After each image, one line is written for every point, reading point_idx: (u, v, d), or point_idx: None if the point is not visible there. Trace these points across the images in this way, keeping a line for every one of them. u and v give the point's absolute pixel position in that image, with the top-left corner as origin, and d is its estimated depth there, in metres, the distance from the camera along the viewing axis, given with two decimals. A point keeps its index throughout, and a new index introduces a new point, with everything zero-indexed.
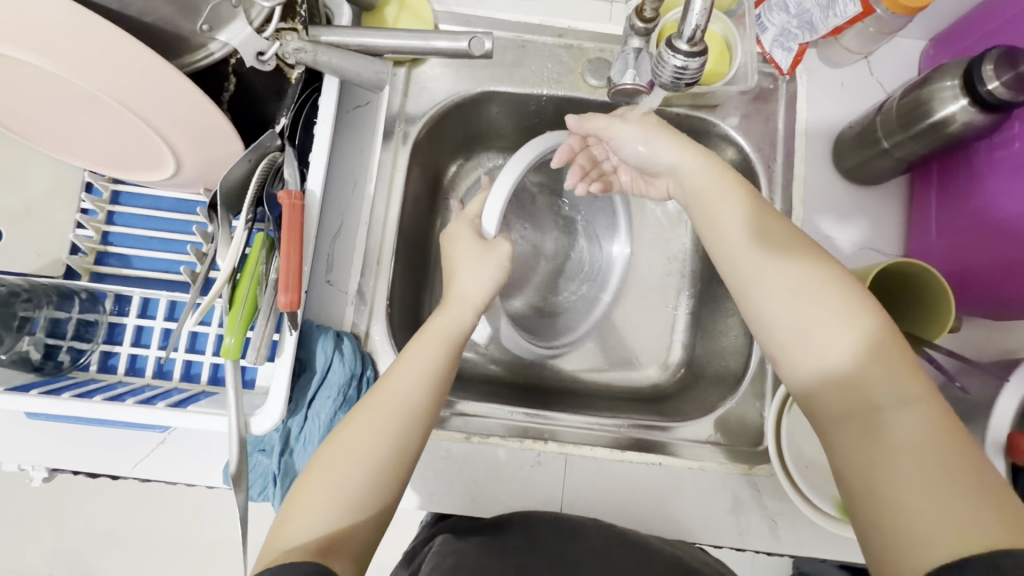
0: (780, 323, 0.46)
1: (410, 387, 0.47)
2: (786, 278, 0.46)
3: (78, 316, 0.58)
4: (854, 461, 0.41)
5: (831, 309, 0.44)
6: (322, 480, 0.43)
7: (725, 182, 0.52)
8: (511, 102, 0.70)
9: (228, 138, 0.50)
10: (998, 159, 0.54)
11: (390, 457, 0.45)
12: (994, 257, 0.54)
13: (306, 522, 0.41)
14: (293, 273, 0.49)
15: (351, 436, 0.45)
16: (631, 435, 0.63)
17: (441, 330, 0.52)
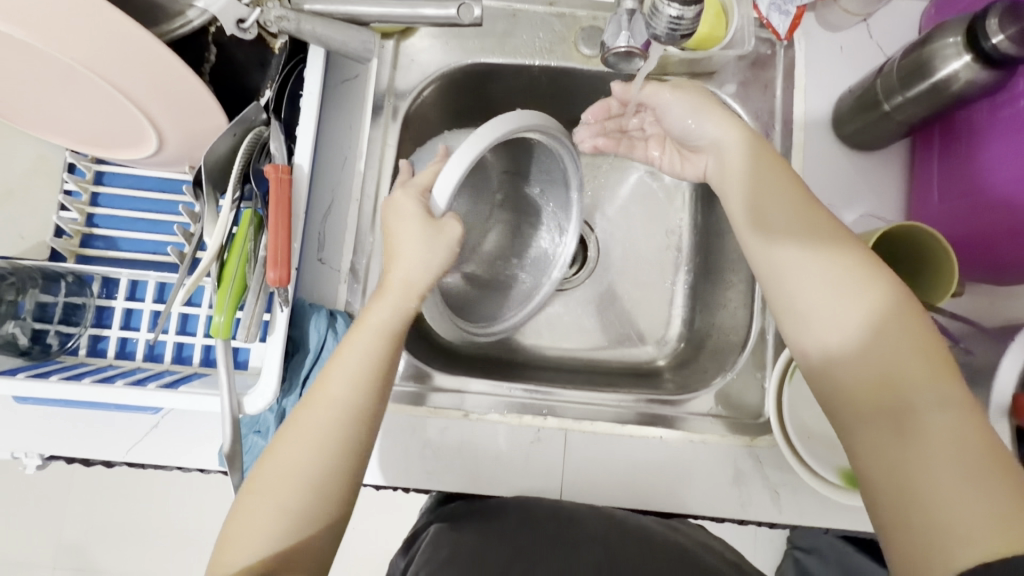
0: (811, 308, 0.46)
1: (341, 394, 0.44)
2: (826, 268, 0.46)
3: (64, 300, 0.57)
4: (887, 461, 0.41)
5: (864, 298, 0.44)
6: (264, 500, 0.42)
7: (765, 170, 0.52)
8: (503, 74, 0.68)
9: (209, 109, 0.48)
10: (1003, 118, 0.52)
11: (337, 472, 0.44)
12: (998, 218, 0.53)
13: (252, 541, 0.41)
14: (281, 247, 0.48)
15: (289, 451, 0.43)
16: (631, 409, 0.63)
17: (376, 321, 0.47)
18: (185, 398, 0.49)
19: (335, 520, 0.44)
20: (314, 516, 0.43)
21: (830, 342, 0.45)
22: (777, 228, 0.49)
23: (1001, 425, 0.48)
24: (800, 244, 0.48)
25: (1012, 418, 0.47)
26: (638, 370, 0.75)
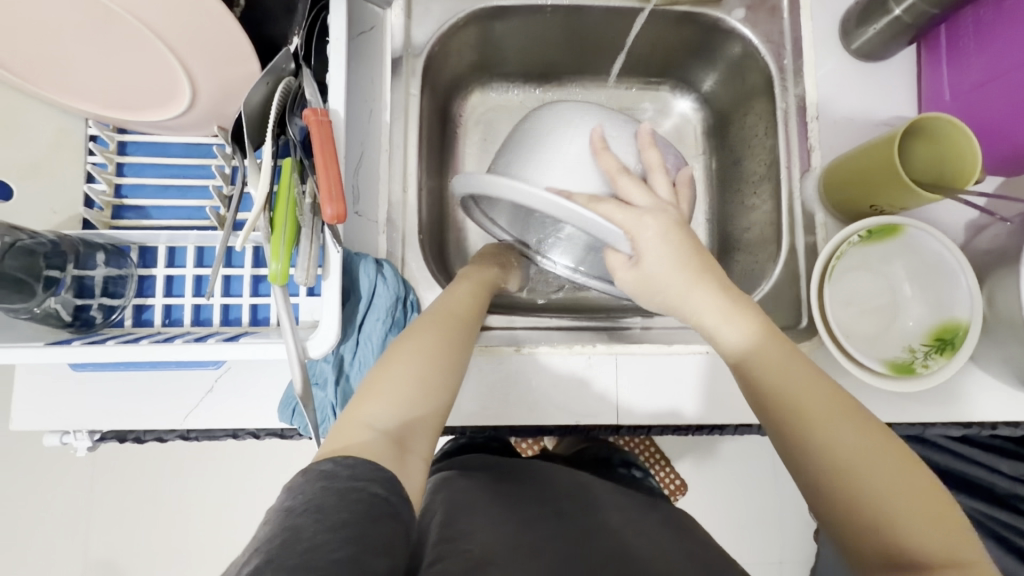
0: (837, 479, 0.43)
1: (453, 315, 0.55)
2: (839, 432, 0.44)
3: (105, 272, 0.55)
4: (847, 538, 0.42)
5: (900, 488, 0.41)
6: (392, 379, 0.47)
7: (745, 312, 0.50)
8: (514, 18, 0.69)
9: (245, 56, 0.48)
10: (1009, 6, 0.54)
11: (451, 371, 0.51)
12: (1013, 104, 0.55)
13: (383, 410, 0.45)
14: (333, 183, 0.48)
15: (422, 338, 0.51)
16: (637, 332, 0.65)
17: (483, 278, 0.63)
18: (250, 347, 0.49)
19: (435, 432, 0.47)
20: (432, 412, 0.48)
21: (849, 487, 0.42)
22: (799, 392, 0.46)
23: None
24: (812, 413, 0.45)
25: None
26: None
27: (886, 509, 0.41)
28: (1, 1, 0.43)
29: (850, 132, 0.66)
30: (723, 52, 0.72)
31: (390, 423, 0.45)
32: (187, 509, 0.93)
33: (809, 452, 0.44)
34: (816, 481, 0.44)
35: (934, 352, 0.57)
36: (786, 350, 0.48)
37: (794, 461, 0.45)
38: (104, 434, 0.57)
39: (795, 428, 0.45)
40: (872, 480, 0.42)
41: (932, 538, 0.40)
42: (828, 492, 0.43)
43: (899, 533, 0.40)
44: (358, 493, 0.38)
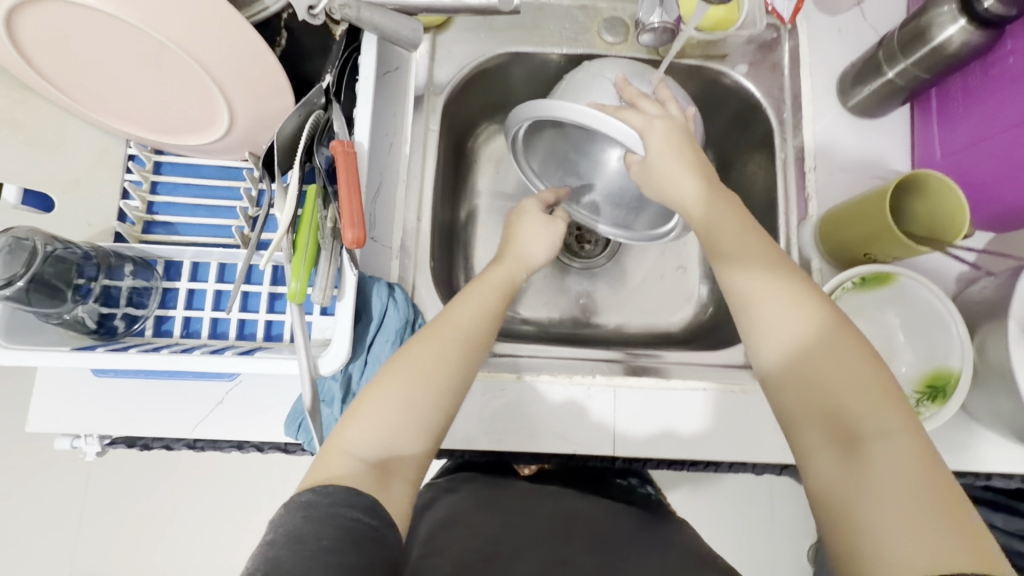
0: (786, 357, 0.47)
1: (457, 330, 0.53)
2: (791, 314, 0.48)
3: (131, 283, 0.58)
4: (824, 466, 0.43)
5: (842, 366, 0.45)
6: (388, 404, 0.47)
7: (728, 213, 0.54)
8: (530, 63, 0.74)
9: (281, 92, 0.52)
10: (996, 75, 0.58)
11: (454, 384, 0.51)
12: (999, 166, 0.58)
13: (373, 435, 0.46)
14: (355, 210, 0.51)
15: (416, 362, 0.50)
16: (628, 362, 0.68)
17: (503, 278, 0.61)
18: (263, 361, 0.52)
19: (424, 453, 0.48)
20: (417, 440, 0.48)
21: (790, 361, 0.47)
22: (764, 281, 0.50)
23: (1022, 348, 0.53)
24: (775, 294, 0.49)
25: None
26: (669, 338, 0.80)
27: (823, 385, 0.45)
28: (66, 33, 0.47)
29: (845, 183, 0.69)
30: (726, 103, 0.76)
31: (373, 450, 0.46)
32: (182, 522, 0.94)
33: (764, 338, 0.49)
34: (768, 362, 0.48)
35: (926, 399, 0.59)
36: (764, 249, 0.52)
37: (751, 342, 0.50)
38: (113, 440, 0.59)
39: (750, 316, 0.50)
40: (814, 360, 0.46)
41: (863, 406, 0.43)
42: (774, 368, 0.48)
43: (832, 403, 0.44)
44: (339, 520, 0.40)
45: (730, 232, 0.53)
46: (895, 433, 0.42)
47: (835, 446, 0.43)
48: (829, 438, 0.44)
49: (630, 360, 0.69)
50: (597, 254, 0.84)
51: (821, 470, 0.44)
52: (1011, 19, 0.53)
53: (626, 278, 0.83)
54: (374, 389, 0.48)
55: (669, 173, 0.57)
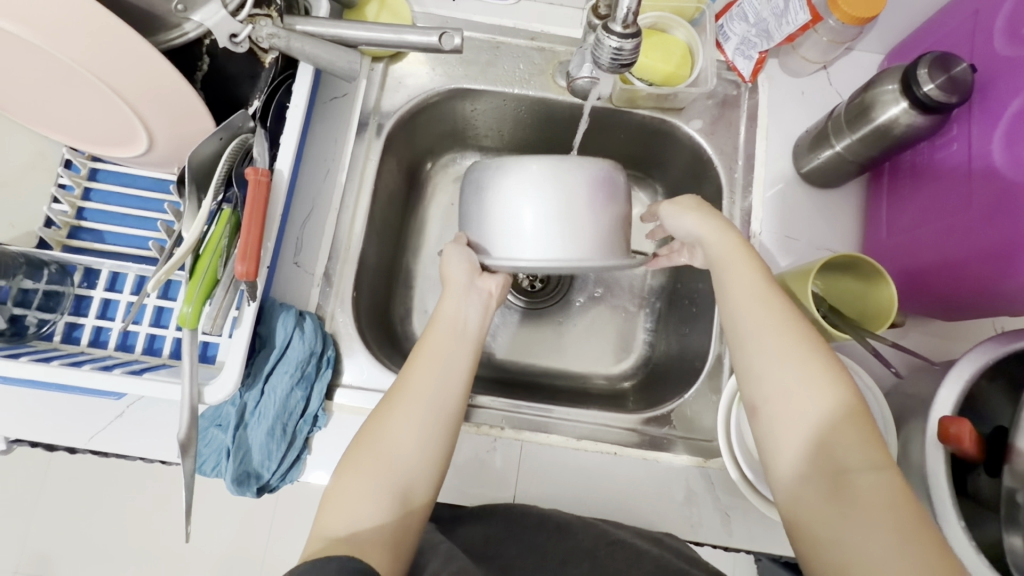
0: (772, 390, 0.45)
1: (419, 392, 0.50)
2: (782, 347, 0.45)
3: (45, 287, 0.58)
4: (814, 513, 0.41)
5: (830, 401, 0.43)
6: (349, 477, 0.46)
7: (742, 253, 0.52)
8: (484, 99, 0.73)
9: (199, 115, 0.53)
10: (939, 159, 0.56)
11: (417, 446, 0.48)
12: (935, 256, 0.55)
13: (346, 514, 0.44)
14: (253, 243, 0.51)
15: (378, 435, 0.48)
16: (646, 432, 0.65)
17: (444, 327, 0.54)
18: (149, 384, 0.52)
19: (403, 519, 0.45)
20: (387, 505, 0.45)
21: (775, 394, 0.44)
22: (766, 315, 0.47)
23: (939, 452, 0.50)
24: (772, 328, 0.46)
25: (947, 443, 0.48)
26: (605, 389, 0.77)
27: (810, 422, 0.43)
28: None
29: (790, 253, 0.66)
30: (681, 155, 0.74)
31: (345, 526, 0.44)
32: None
33: (754, 370, 0.46)
34: (755, 392, 0.46)
35: None
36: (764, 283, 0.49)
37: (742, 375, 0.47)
38: (19, 440, 0.58)
39: (744, 349, 0.47)
40: (797, 395, 0.44)
41: (849, 443, 0.42)
42: (762, 398, 0.45)
43: (818, 438, 0.43)
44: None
45: (744, 286, 0.49)
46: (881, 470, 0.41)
47: (828, 490, 0.41)
48: (813, 472, 0.42)
49: (647, 430, 0.65)
50: (544, 293, 0.81)
51: (803, 503, 0.42)
52: (952, 105, 0.50)
53: (567, 323, 0.80)
54: (343, 471, 0.46)
55: (700, 225, 0.54)
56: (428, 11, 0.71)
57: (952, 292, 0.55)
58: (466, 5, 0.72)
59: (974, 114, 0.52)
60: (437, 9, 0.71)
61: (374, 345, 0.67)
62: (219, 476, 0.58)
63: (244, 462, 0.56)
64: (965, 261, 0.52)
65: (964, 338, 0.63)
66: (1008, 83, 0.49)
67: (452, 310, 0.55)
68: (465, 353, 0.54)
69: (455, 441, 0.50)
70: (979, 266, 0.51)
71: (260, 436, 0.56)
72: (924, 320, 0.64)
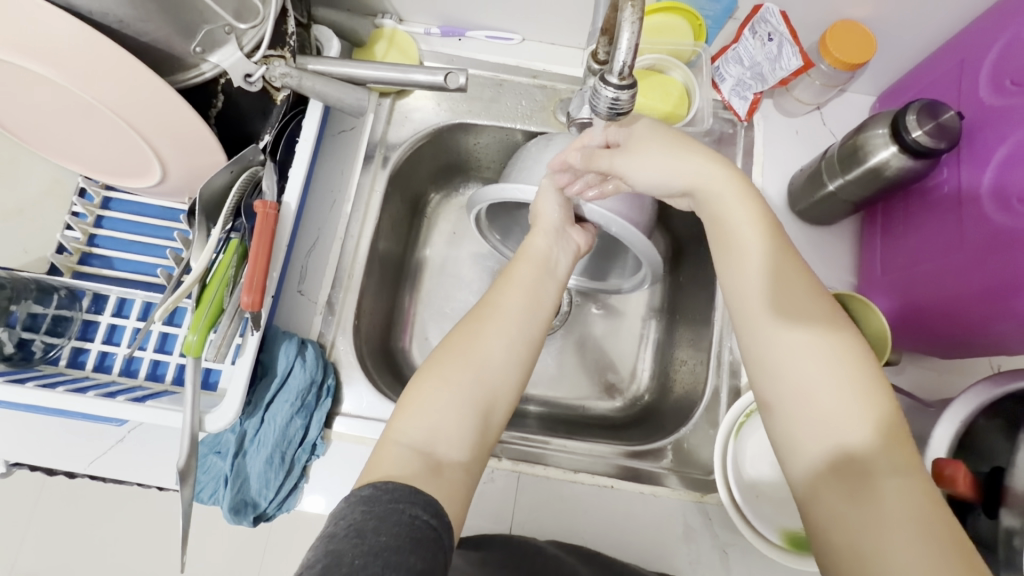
0: (788, 384, 0.42)
1: (510, 322, 0.50)
2: (800, 337, 0.43)
3: (54, 312, 0.59)
4: (823, 493, 0.40)
5: (847, 394, 0.40)
6: (436, 397, 0.45)
7: (740, 191, 0.49)
8: (486, 133, 0.75)
9: (212, 150, 0.55)
10: (931, 200, 0.57)
11: (501, 376, 0.48)
12: (931, 295, 0.56)
13: (424, 428, 0.44)
14: (258, 273, 0.53)
15: (471, 353, 0.48)
16: (621, 463, 0.65)
17: (537, 253, 0.56)
18: (151, 411, 0.52)
19: (475, 450, 0.45)
20: (467, 437, 0.44)
21: (782, 386, 0.43)
22: (765, 285, 0.46)
23: None
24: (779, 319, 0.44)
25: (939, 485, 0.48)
26: (605, 421, 0.77)
27: (823, 423, 0.40)
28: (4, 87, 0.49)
29: None
30: None
31: (424, 442, 0.43)
32: None
33: (764, 357, 0.44)
34: (760, 371, 0.45)
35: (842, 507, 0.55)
36: (774, 257, 0.46)
37: (752, 367, 0.45)
38: (19, 462, 0.59)
39: (757, 333, 0.45)
40: (808, 385, 0.42)
41: (860, 436, 0.39)
42: (776, 395, 0.43)
43: (819, 414, 0.41)
44: (403, 517, 0.37)
45: (740, 241, 0.48)
46: (903, 470, 0.38)
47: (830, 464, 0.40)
48: (829, 469, 0.40)
49: (624, 461, 0.65)
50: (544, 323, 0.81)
51: (812, 486, 0.40)
52: (941, 151, 0.52)
53: (566, 354, 0.80)
54: (428, 381, 0.46)
55: (683, 171, 0.51)
56: (435, 49, 0.74)
57: (948, 331, 0.55)
58: (471, 44, 0.74)
59: (963, 158, 0.54)
60: (443, 48, 0.74)
61: (374, 373, 0.67)
62: (215, 504, 0.58)
63: (241, 490, 0.56)
64: (959, 300, 0.53)
65: (959, 375, 0.64)
66: (995, 132, 0.51)
67: (547, 245, 0.57)
68: (550, 288, 0.55)
69: (530, 371, 0.50)
70: (971, 307, 0.52)
71: (259, 463, 0.57)
72: (920, 356, 0.65)
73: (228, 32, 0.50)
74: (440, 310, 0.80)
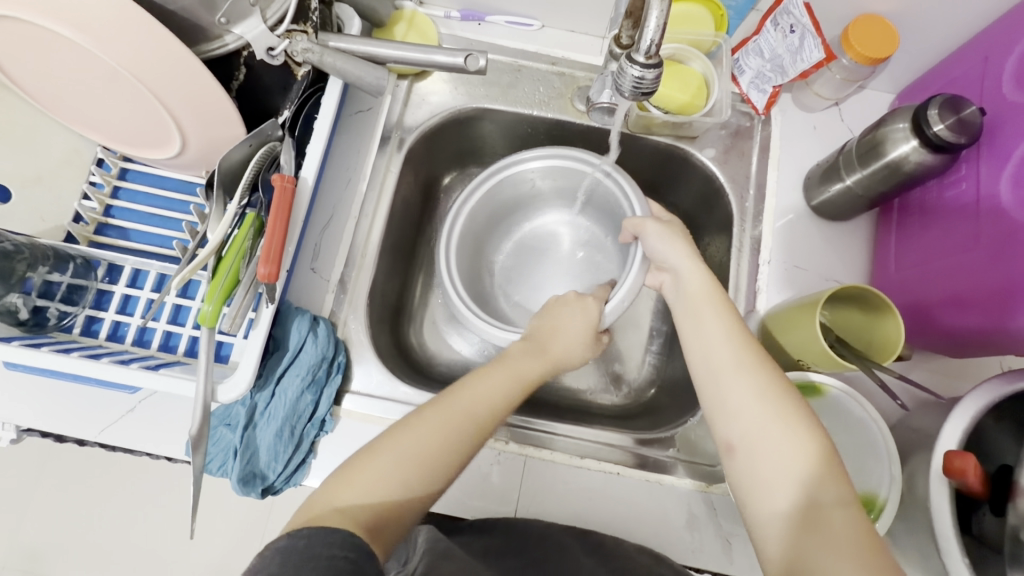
0: (750, 431, 0.45)
1: (474, 403, 0.50)
2: (757, 383, 0.46)
3: (70, 281, 0.60)
4: (792, 550, 0.41)
5: (799, 433, 0.44)
6: (387, 462, 0.45)
7: (701, 277, 0.54)
8: (504, 119, 0.75)
9: (232, 121, 0.55)
10: (948, 198, 0.57)
11: (452, 452, 0.47)
12: (945, 292, 0.56)
13: (365, 492, 0.43)
14: (276, 246, 0.53)
15: (428, 425, 0.47)
16: (637, 452, 0.65)
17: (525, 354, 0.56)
18: (165, 380, 0.53)
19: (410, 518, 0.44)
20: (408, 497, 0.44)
21: (755, 440, 0.44)
22: (734, 347, 0.49)
23: (943, 488, 0.50)
24: (739, 372, 0.47)
25: (948, 475, 0.48)
26: (611, 411, 0.77)
27: (780, 461, 0.43)
28: (30, 53, 0.49)
29: (799, 281, 0.67)
30: (694, 183, 0.76)
31: (360, 508, 0.42)
32: None
33: (724, 404, 0.47)
34: (728, 426, 0.46)
35: None
36: (729, 316, 0.51)
37: (711, 414, 0.48)
38: (30, 428, 0.59)
39: (717, 383, 0.48)
40: (776, 440, 0.44)
41: (811, 471, 0.42)
42: (738, 435, 0.45)
43: (788, 467, 0.43)
44: (320, 563, 0.35)
45: (706, 308, 0.52)
46: (847, 500, 0.41)
47: (798, 516, 0.41)
48: (787, 505, 0.42)
49: (639, 451, 0.65)
50: None
51: (783, 542, 0.41)
52: (961, 146, 0.52)
53: None
54: (383, 445, 0.46)
55: (677, 255, 0.57)
56: (454, 33, 0.74)
57: (961, 330, 0.55)
58: (491, 29, 0.74)
59: (983, 155, 0.53)
60: (463, 32, 0.74)
61: (383, 354, 0.68)
62: (224, 476, 0.58)
63: (250, 462, 0.57)
64: (975, 298, 0.53)
65: (971, 376, 0.64)
66: (1016, 128, 0.51)
67: (536, 354, 0.57)
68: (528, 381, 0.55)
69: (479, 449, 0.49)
70: (986, 305, 0.52)
71: (268, 436, 0.57)
72: (931, 356, 0.65)
73: (252, 5, 0.50)
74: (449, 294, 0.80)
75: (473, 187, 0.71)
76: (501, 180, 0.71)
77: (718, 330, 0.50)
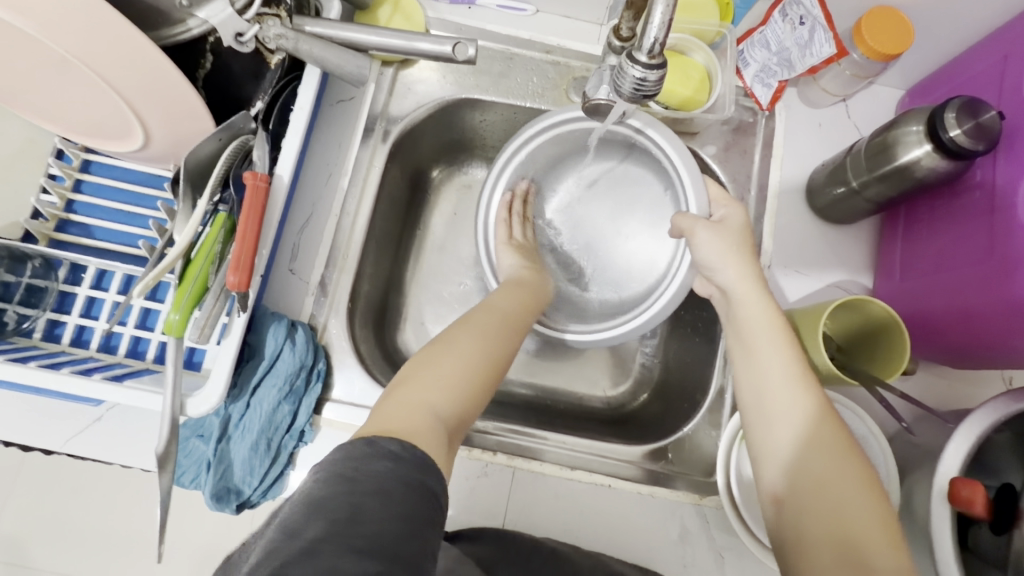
0: (796, 481, 0.43)
1: (495, 319, 0.53)
2: (810, 430, 0.44)
3: (28, 281, 0.56)
4: None
5: (853, 490, 0.41)
6: (445, 365, 0.46)
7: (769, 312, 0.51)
8: (496, 110, 0.71)
9: (198, 115, 0.50)
10: (959, 205, 0.55)
11: (491, 353, 0.50)
12: (950, 304, 0.54)
13: (435, 394, 0.44)
14: (246, 252, 0.49)
15: (465, 331, 0.50)
16: (644, 466, 0.63)
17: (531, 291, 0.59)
18: (129, 393, 0.49)
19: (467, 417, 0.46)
20: (465, 395, 0.46)
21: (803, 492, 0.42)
22: (790, 391, 0.46)
23: (944, 510, 0.48)
24: (789, 416, 0.45)
25: (950, 504, 0.47)
26: (604, 416, 0.75)
27: (830, 517, 0.41)
28: None
29: (799, 287, 0.65)
30: None
31: (442, 412, 0.43)
32: None
33: (773, 446, 0.45)
34: (772, 473, 0.45)
35: None
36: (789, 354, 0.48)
37: (758, 454, 0.46)
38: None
39: (767, 420, 0.46)
40: (828, 494, 0.41)
41: (864, 532, 0.40)
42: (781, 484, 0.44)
43: (837, 525, 0.40)
44: (409, 482, 0.35)
45: (766, 344, 0.49)
46: (897, 564, 0.38)
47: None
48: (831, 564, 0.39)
49: (646, 464, 0.63)
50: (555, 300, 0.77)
51: None
52: (978, 153, 0.49)
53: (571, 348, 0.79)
54: (439, 352, 0.48)
55: (731, 269, 0.54)
56: (442, 17, 0.69)
57: (971, 343, 0.53)
58: (482, 14, 0.70)
59: (999, 161, 0.51)
60: (452, 16, 0.69)
61: (367, 358, 0.65)
62: (197, 489, 0.56)
63: (224, 476, 0.54)
64: (981, 312, 0.50)
65: (971, 385, 0.62)
66: None
67: (529, 288, 0.59)
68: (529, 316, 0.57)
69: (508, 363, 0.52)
70: (996, 320, 0.49)
71: (243, 451, 0.54)
72: (932, 365, 0.63)
73: None
74: (437, 294, 0.77)
75: (505, 164, 0.64)
76: (535, 150, 0.65)
77: (778, 368, 0.47)
